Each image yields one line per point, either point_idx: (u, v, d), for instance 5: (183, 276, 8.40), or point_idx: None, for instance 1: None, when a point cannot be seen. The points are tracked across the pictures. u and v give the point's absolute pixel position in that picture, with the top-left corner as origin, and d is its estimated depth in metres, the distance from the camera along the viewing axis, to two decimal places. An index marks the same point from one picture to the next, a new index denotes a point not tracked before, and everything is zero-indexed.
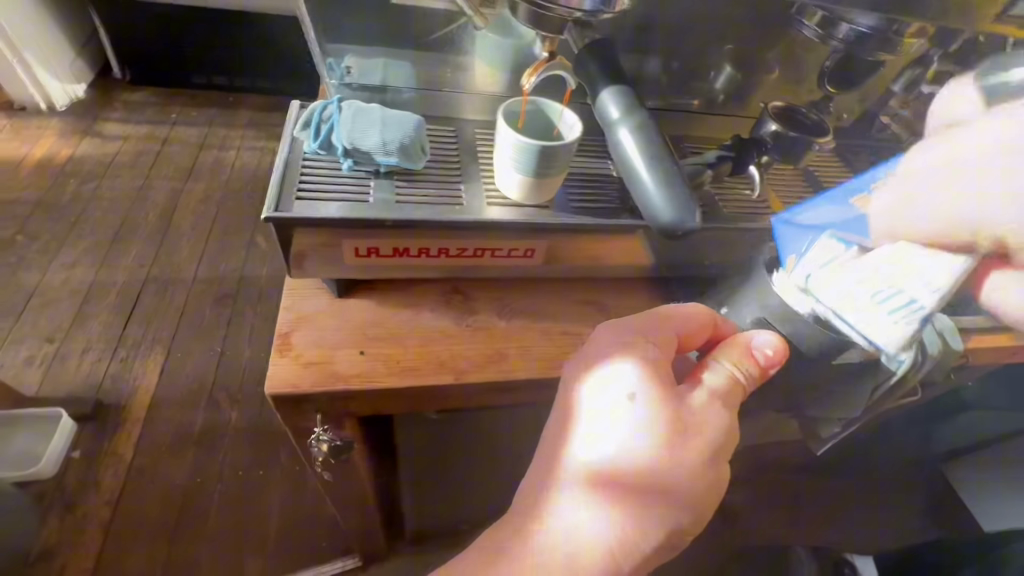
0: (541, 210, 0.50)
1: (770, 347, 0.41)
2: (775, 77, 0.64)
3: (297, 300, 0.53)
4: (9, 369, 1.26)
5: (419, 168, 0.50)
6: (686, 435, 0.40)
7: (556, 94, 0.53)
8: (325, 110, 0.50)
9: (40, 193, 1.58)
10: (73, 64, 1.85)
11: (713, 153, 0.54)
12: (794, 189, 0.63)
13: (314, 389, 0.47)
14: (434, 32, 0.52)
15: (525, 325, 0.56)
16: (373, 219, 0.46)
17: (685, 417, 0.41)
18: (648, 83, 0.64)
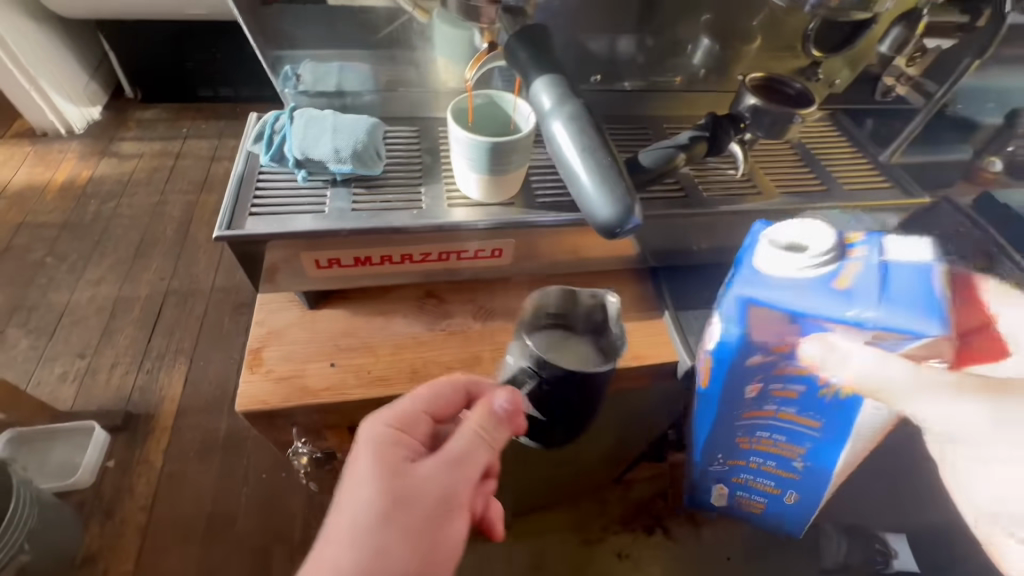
0: (504, 208, 0.48)
1: (506, 402, 0.42)
2: (757, 46, 0.59)
3: (270, 314, 0.53)
4: (46, 386, 1.32)
5: (377, 174, 0.49)
6: (412, 513, 0.37)
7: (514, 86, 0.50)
8: (278, 121, 0.49)
9: (65, 215, 1.65)
10: (88, 87, 1.90)
11: (686, 134, 0.51)
12: (784, 165, 0.59)
13: (284, 404, 0.47)
14: (384, 30, 0.50)
15: (502, 326, 0.54)
16: (328, 229, 0.45)
17: (425, 483, 0.38)
18: (623, 65, 0.60)
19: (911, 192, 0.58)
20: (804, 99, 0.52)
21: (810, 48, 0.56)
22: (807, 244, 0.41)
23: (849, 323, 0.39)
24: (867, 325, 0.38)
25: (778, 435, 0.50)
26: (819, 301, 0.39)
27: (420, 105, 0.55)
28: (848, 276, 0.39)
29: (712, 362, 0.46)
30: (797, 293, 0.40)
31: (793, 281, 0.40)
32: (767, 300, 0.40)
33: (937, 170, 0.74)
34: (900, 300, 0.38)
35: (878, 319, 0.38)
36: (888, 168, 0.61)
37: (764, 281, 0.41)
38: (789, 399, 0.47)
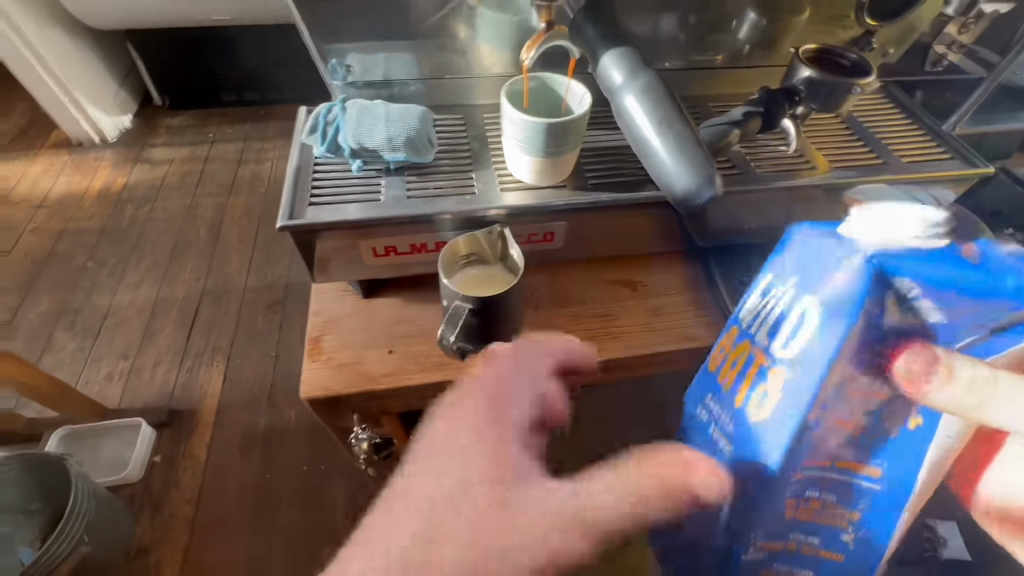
0: (557, 190, 0.48)
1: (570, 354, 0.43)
2: (806, 18, 0.57)
3: (325, 304, 0.54)
4: (93, 385, 1.37)
5: (429, 162, 0.49)
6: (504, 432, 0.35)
7: (561, 68, 0.50)
8: (330, 113, 0.50)
9: (104, 221, 1.70)
10: (118, 95, 1.96)
11: (740, 109, 0.50)
12: (837, 140, 0.57)
13: (346, 390, 0.48)
14: (431, 18, 0.50)
15: (553, 310, 0.55)
16: (386, 217, 0.45)
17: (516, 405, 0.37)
18: (665, 44, 0.60)
19: (973, 162, 0.56)
20: (861, 69, 0.51)
21: (863, 17, 0.55)
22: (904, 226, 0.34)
23: (995, 300, 0.30)
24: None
25: (807, 530, 0.37)
26: (957, 283, 0.30)
27: (466, 92, 0.55)
28: (977, 254, 0.31)
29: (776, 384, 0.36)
30: (922, 269, 0.31)
31: (909, 251, 0.32)
32: (896, 259, 0.31)
33: (991, 140, 0.72)
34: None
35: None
36: (947, 138, 0.58)
37: (889, 245, 0.32)
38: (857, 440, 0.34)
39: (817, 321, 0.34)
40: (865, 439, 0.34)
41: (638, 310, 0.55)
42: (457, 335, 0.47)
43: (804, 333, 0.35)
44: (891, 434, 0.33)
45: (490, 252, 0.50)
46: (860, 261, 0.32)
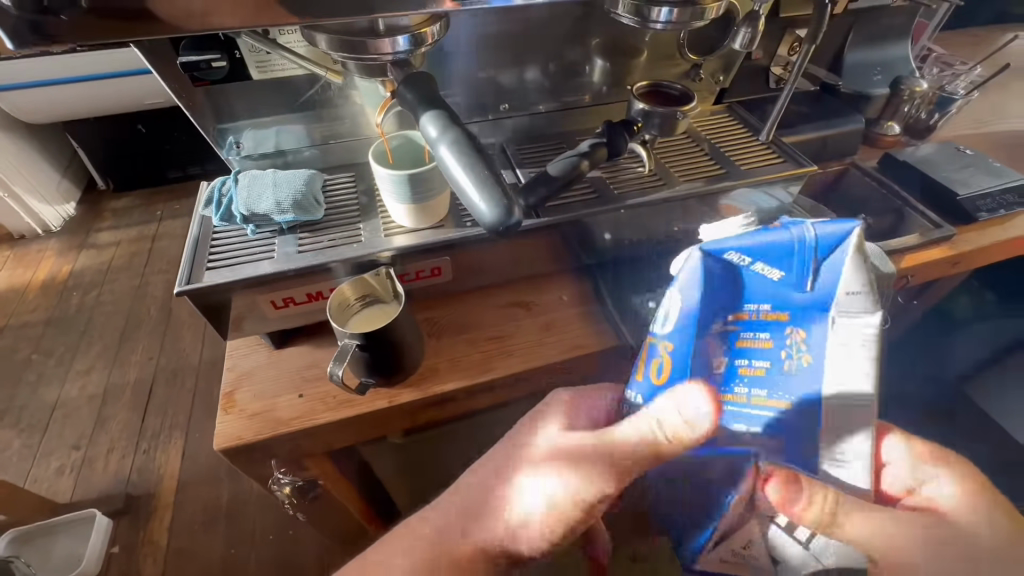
0: (435, 229, 0.54)
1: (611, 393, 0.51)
2: (646, 58, 0.67)
3: (239, 359, 0.57)
4: (43, 482, 1.33)
5: (318, 220, 0.54)
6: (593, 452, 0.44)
7: None
8: (224, 186, 0.55)
9: (49, 311, 1.68)
10: (60, 185, 1.98)
11: (587, 142, 0.57)
12: (688, 157, 0.66)
13: (257, 438, 0.51)
14: (307, 93, 0.56)
15: (454, 337, 0.59)
16: (277, 272, 0.50)
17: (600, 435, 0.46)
18: (534, 91, 0.68)
19: (801, 163, 0.66)
20: (687, 97, 0.60)
21: (686, 53, 0.66)
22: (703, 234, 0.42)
23: (795, 248, 0.37)
24: (812, 242, 0.37)
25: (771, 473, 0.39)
26: (762, 248, 0.38)
27: (355, 152, 0.62)
28: (774, 226, 0.39)
29: (671, 355, 0.40)
30: (740, 247, 0.38)
31: (724, 246, 0.39)
32: (725, 248, 0.39)
33: (836, 140, 0.82)
34: (826, 238, 0.37)
35: (817, 233, 0.37)
36: (780, 145, 0.68)
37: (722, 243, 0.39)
38: (757, 377, 0.39)
39: (685, 300, 0.39)
40: (765, 374, 0.39)
41: (533, 327, 0.61)
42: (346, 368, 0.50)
43: (672, 315, 0.40)
44: (793, 375, 0.38)
45: (387, 295, 0.56)
46: (698, 254, 0.39)
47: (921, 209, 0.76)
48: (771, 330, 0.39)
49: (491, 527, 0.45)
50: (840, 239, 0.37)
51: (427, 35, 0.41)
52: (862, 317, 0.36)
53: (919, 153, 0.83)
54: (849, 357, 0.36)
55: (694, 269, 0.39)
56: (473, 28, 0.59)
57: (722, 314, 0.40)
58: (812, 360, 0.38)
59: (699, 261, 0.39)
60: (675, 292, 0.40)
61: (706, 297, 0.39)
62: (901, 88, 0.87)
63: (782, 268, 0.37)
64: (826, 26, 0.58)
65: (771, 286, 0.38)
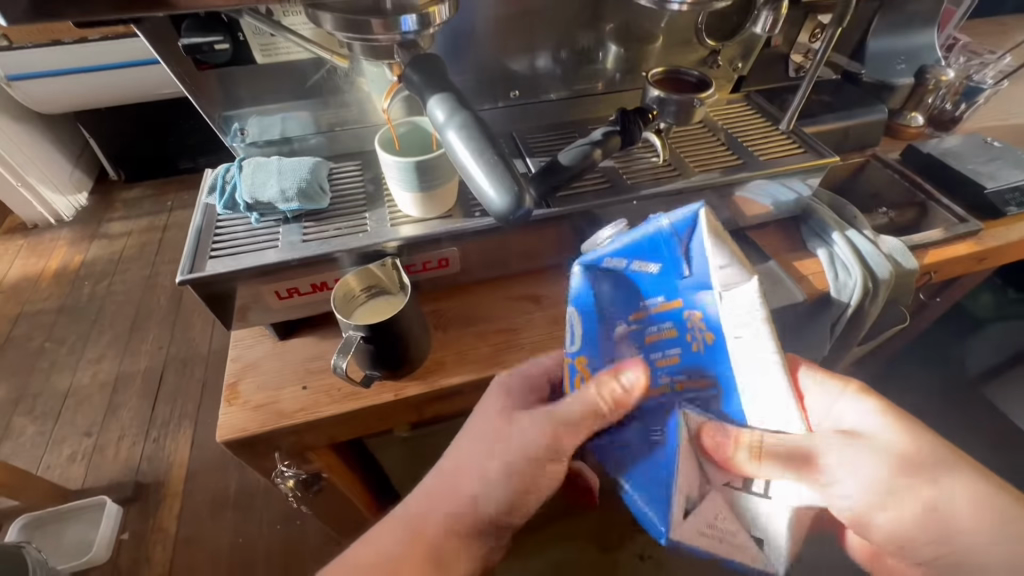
0: (443, 219, 0.53)
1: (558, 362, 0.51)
2: (662, 44, 0.64)
3: (243, 350, 0.56)
4: (55, 469, 1.34)
5: (323, 208, 0.53)
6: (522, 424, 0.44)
7: None
8: (228, 173, 0.54)
9: (62, 299, 1.70)
10: (72, 175, 1.99)
11: (600, 130, 0.55)
12: (704, 146, 0.64)
13: (261, 430, 0.50)
14: (312, 78, 0.54)
15: (461, 330, 0.58)
16: (281, 262, 0.49)
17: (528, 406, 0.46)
18: (546, 79, 0.66)
19: (822, 153, 0.63)
20: (704, 84, 0.58)
21: (704, 39, 0.64)
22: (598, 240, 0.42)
23: (658, 241, 0.38)
24: (669, 232, 0.37)
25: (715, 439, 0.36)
26: (628, 248, 0.38)
27: (362, 140, 0.60)
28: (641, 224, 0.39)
29: (587, 367, 0.40)
30: (609, 254, 0.40)
31: (597, 259, 0.40)
32: (600, 258, 0.40)
33: (858, 131, 0.79)
34: (678, 220, 0.37)
35: (672, 223, 0.37)
36: (800, 135, 0.66)
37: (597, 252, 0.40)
38: (678, 368, 0.38)
39: (581, 317, 0.40)
40: (684, 362, 0.38)
41: (542, 320, 0.60)
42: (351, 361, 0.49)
43: (578, 333, 0.40)
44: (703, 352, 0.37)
45: (391, 286, 0.55)
46: (576, 269, 0.40)
47: (947, 202, 0.73)
48: (669, 319, 0.38)
49: (467, 498, 0.44)
50: (693, 222, 0.37)
51: (436, 15, 0.39)
52: (739, 284, 0.36)
53: (943, 145, 0.80)
54: (743, 325, 0.35)
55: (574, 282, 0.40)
56: (482, 12, 0.57)
57: (620, 318, 0.40)
58: (712, 339, 0.36)
59: (580, 275, 0.40)
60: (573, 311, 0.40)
61: (598, 309, 0.40)
62: (927, 77, 0.84)
63: (653, 262, 0.39)
64: (853, 10, 0.55)
65: (650, 280, 0.39)
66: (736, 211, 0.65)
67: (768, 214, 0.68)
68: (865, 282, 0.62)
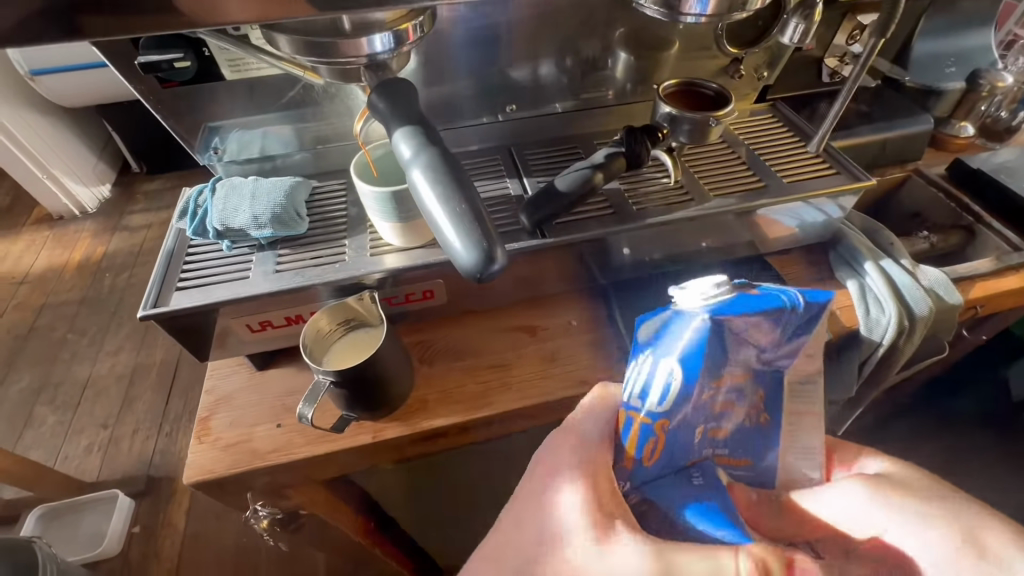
0: (426, 249, 0.48)
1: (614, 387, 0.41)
2: (679, 49, 0.58)
3: (218, 380, 0.53)
4: (73, 460, 1.37)
5: (300, 234, 0.49)
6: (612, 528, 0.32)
7: None
8: (201, 196, 0.50)
9: (84, 290, 1.72)
10: (96, 167, 2.00)
11: (602, 151, 0.50)
12: (722, 164, 0.58)
13: (229, 472, 0.47)
14: (289, 92, 0.50)
15: (449, 365, 0.54)
16: (249, 296, 0.45)
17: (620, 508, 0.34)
18: (549, 89, 0.61)
19: (856, 175, 0.56)
20: (723, 98, 0.52)
21: (724, 45, 0.57)
22: (707, 286, 0.33)
23: (786, 310, 0.33)
24: (798, 301, 0.34)
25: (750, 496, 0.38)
26: (761, 310, 0.33)
27: (348, 158, 0.56)
28: (754, 288, 0.35)
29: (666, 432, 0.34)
30: (736, 313, 0.32)
31: (725, 315, 0.32)
32: (728, 313, 0.32)
33: (898, 144, 0.72)
34: (804, 292, 0.35)
35: (802, 298, 0.34)
36: (831, 153, 0.59)
37: (718, 303, 0.33)
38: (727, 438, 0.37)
39: (686, 374, 0.32)
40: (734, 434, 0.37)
41: (536, 356, 0.55)
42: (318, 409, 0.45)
43: (677, 386, 0.33)
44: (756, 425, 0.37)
45: (371, 320, 0.51)
46: (701, 321, 0.32)
47: (998, 227, 0.66)
48: (746, 394, 0.36)
49: None
50: (822, 299, 0.34)
51: (407, 32, 0.35)
52: (811, 378, 0.37)
53: (996, 159, 0.72)
54: (794, 416, 0.38)
55: (688, 332, 0.32)
56: (477, 19, 0.53)
57: (714, 383, 0.34)
58: (766, 421, 0.37)
59: (704, 327, 0.32)
60: (674, 367, 0.32)
61: (703, 371, 0.33)
62: (980, 82, 0.75)
63: (772, 330, 0.34)
64: (898, 18, 0.49)
65: (754, 351, 0.34)
66: (756, 236, 0.59)
67: (793, 238, 0.62)
68: (899, 319, 0.56)
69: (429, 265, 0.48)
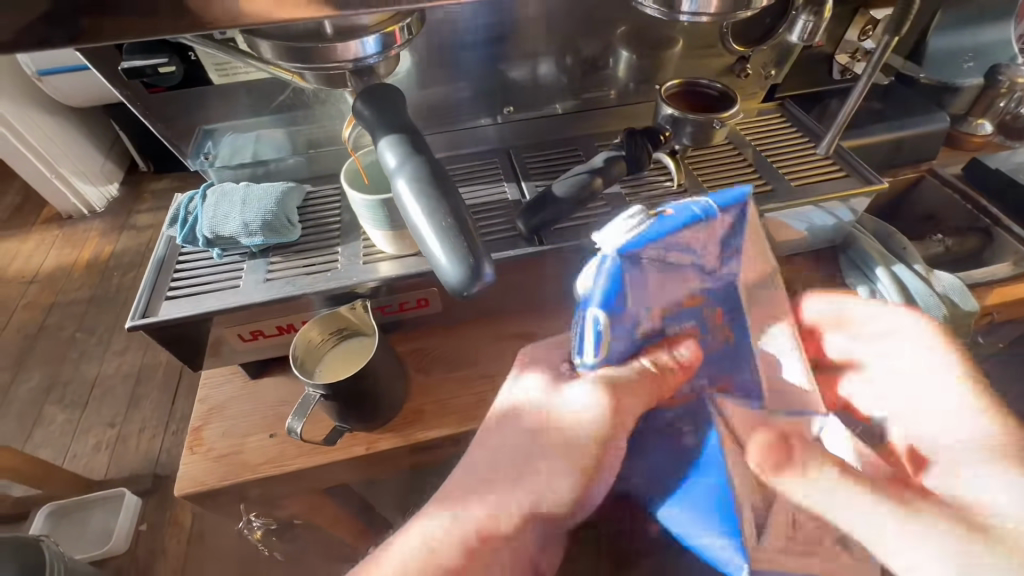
0: (420, 257, 0.47)
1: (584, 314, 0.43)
2: (684, 47, 0.56)
3: (212, 389, 0.53)
4: (81, 458, 1.37)
5: (292, 241, 0.48)
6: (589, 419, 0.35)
7: None
8: (191, 202, 0.49)
9: (93, 289, 1.72)
10: (105, 166, 1.99)
11: (601, 155, 0.48)
12: (726, 167, 0.56)
13: (221, 483, 0.47)
14: (280, 96, 0.49)
15: (445, 374, 0.53)
16: (240, 306, 0.44)
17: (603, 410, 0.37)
18: (549, 89, 0.59)
19: (868, 178, 0.54)
20: (727, 98, 0.50)
21: (730, 43, 0.55)
22: (622, 219, 0.33)
23: (702, 222, 0.33)
24: (714, 212, 0.34)
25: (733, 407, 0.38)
26: (677, 231, 0.33)
27: (342, 162, 0.55)
28: (668, 208, 0.34)
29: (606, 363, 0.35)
30: (651, 238, 0.32)
31: (640, 249, 0.32)
32: (638, 240, 0.32)
33: (913, 143, 0.69)
34: (722, 201, 0.34)
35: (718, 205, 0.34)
36: (842, 154, 0.57)
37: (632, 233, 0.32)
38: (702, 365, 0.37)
39: (607, 312, 0.33)
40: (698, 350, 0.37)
41: None
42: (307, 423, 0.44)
43: (600, 324, 0.33)
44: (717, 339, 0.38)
45: (363, 328, 0.50)
46: (611, 259, 0.32)
47: (1017, 230, 0.63)
48: (694, 317, 0.36)
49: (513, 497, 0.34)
50: (736, 202, 0.35)
51: (395, 36, 0.33)
52: (765, 280, 0.39)
53: (1015, 159, 0.70)
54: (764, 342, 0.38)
55: (602, 273, 0.32)
56: (473, 18, 0.51)
57: (644, 313, 0.35)
58: (735, 338, 0.37)
59: (614, 260, 0.32)
60: (598, 314, 0.33)
61: (625, 300, 0.33)
62: (999, 79, 0.72)
63: (693, 243, 0.34)
64: (914, 16, 0.47)
65: (681, 269, 0.34)
66: None
67: (803, 242, 0.59)
68: None
69: (424, 273, 0.47)
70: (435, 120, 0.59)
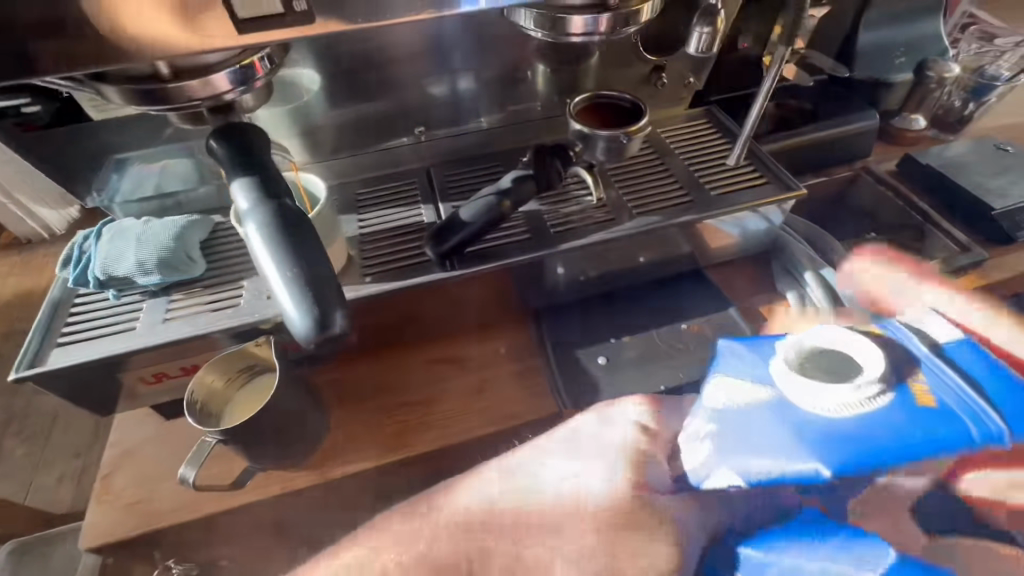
0: None
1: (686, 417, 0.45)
2: (601, 59, 0.55)
3: (125, 433, 0.51)
4: None
5: (194, 278, 0.47)
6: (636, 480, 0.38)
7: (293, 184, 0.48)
8: (87, 242, 0.48)
9: None
10: None
11: (510, 175, 0.47)
12: (647, 179, 0.55)
13: (127, 535, 0.45)
14: (169, 128, 0.48)
15: (371, 405, 0.52)
16: (134, 350, 0.43)
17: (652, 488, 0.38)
18: (470, 104, 0.58)
19: (788, 184, 0.54)
20: (638, 109, 0.50)
21: (644, 54, 0.55)
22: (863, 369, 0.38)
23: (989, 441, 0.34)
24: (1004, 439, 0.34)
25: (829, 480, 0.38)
26: (910, 453, 0.34)
27: None
28: (930, 394, 0.36)
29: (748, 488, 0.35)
30: (882, 438, 0.35)
31: (860, 414, 0.36)
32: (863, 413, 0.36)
33: (845, 142, 0.69)
34: (983, 378, 0.37)
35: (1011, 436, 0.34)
36: (764, 161, 0.57)
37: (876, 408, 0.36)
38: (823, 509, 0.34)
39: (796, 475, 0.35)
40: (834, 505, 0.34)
41: (459, 389, 0.53)
42: (200, 465, 0.43)
43: (756, 444, 0.36)
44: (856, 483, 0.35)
45: (263, 366, 0.49)
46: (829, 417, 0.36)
47: (946, 228, 0.63)
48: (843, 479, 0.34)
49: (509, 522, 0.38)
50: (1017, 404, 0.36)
51: (254, 68, 0.32)
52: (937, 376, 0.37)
53: (947, 153, 0.70)
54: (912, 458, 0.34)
55: (779, 420, 0.37)
56: (378, 42, 0.50)
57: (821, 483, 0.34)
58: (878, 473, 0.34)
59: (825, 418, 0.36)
60: (743, 479, 0.35)
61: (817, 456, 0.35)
62: (927, 75, 0.73)
63: (894, 441, 0.34)
64: (804, 22, 0.46)
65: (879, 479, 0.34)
66: (698, 246, 0.57)
67: (735, 247, 0.59)
68: None
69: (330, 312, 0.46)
70: (353, 142, 0.57)
